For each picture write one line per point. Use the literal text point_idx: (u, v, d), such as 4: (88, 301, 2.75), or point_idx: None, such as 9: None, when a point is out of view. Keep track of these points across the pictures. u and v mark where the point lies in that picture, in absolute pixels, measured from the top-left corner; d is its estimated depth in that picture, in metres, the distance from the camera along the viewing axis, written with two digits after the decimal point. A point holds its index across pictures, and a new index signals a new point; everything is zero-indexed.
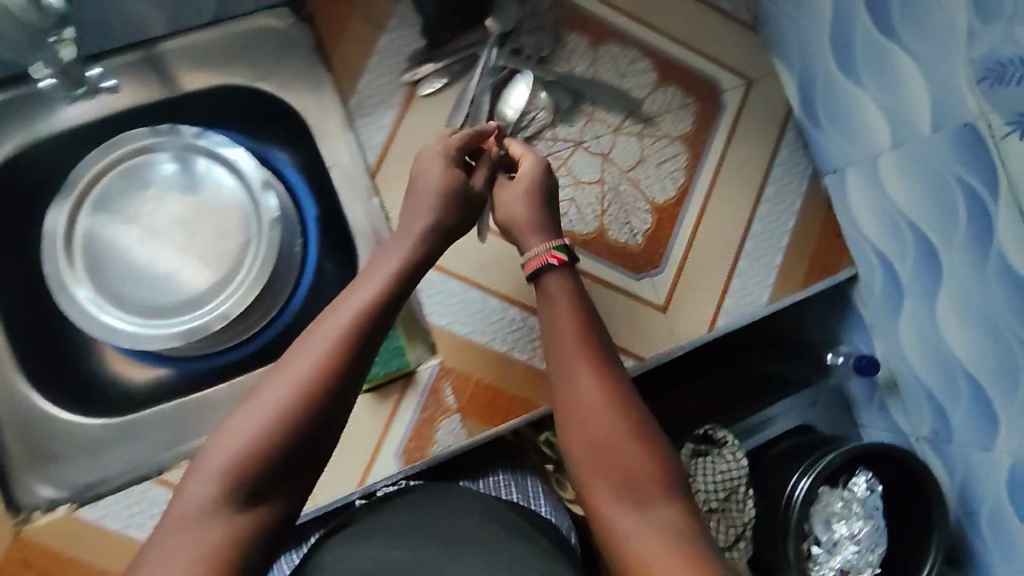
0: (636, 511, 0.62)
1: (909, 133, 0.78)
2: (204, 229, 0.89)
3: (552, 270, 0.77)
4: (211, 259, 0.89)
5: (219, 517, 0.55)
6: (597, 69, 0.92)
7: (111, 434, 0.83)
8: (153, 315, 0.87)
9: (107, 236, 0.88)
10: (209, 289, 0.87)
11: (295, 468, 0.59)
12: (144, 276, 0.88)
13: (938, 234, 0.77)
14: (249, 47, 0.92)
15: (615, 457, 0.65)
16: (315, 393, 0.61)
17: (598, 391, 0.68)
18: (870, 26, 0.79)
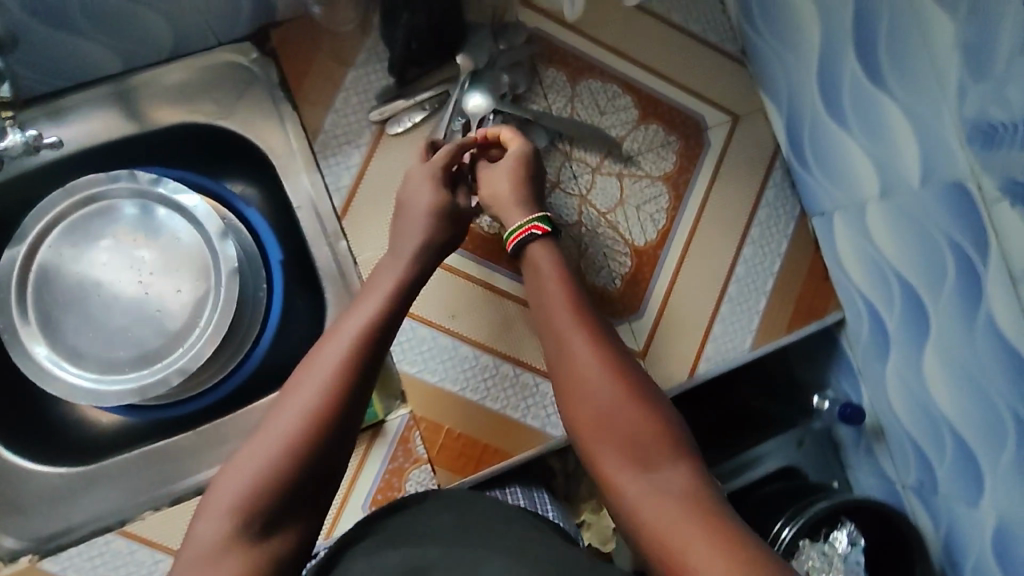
0: (641, 473, 0.63)
1: (896, 186, 0.75)
2: (158, 285, 0.74)
3: (538, 240, 0.77)
4: (164, 316, 0.73)
5: (239, 545, 0.56)
6: (576, 107, 0.88)
7: (76, 483, 0.78)
8: (108, 369, 0.72)
9: (45, 274, 0.73)
10: (162, 348, 0.73)
11: (311, 488, 0.61)
12: (90, 327, 0.73)
13: (926, 289, 0.77)
14: (210, 83, 0.82)
15: (618, 426, 0.65)
16: (326, 412, 0.62)
17: (593, 360, 0.69)
18: (860, 73, 0.75)
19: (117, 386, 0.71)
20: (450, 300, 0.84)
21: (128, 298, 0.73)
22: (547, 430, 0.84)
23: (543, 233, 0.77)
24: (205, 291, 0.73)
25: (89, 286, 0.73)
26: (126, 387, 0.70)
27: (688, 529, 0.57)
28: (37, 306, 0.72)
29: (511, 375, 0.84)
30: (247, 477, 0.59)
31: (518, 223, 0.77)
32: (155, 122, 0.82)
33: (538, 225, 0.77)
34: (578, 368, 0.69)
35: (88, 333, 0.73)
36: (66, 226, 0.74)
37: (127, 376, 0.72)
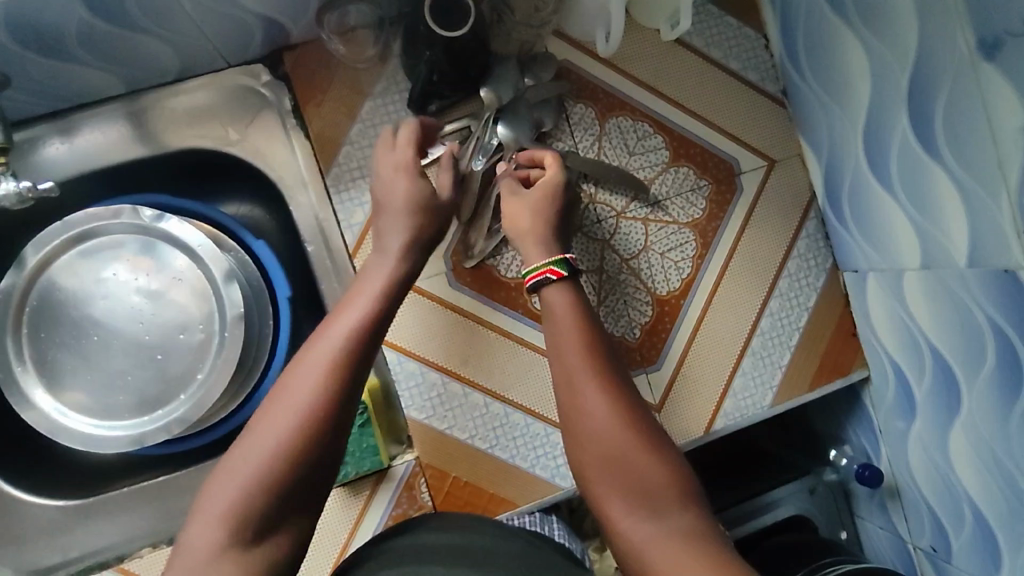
0: (653, 520, 0.59)
1: (940, 261, 0.72)
2: (158, 326, 0.74)
3: (552, 285, 0.71)
4: (165, 358, 0.74)
5: (225, 567, 0.52)
6: (604, 147, 0.83)
7: (76, 515, 0.76)
8: (108, 413, 0.73)
9: (53, 313, 0.74)
10: (163, 391, 0.74)
11: (299, 505, 0.57)
12: (92, 368, 0.74)
13: (962, 367, 0.73)
14: (219, 108, 0.79)
15: (625, 466, 0.62)
16: (318, 424, 0.58)
17: (609, 407, 0.65)
18: (911, 138, 0.70)
19: (118, 433, 0.72)
20: (462, 343, 0.81)
21: (127, 342, 0.73)
22: (557, 482, 0.81)
23: (559, 278, 0.71)
24: (207, 338, 0.74)
25: (89, 328, 0.73)
26: (126, 436, 0.72)
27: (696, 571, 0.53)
28: (34, 347, 0.74)
29: (522, 424, 0.81)
30: (232, 492, 0.55)
31: (535, 265, 0.72)
32: (166, 145, 0.78)
33: (553, 268, 0.71)
34: (589, 406, 0.65)
35: (89, 375, 0.74)
36: (73, 260, 0.74)
37: (126, 422, 0.73)
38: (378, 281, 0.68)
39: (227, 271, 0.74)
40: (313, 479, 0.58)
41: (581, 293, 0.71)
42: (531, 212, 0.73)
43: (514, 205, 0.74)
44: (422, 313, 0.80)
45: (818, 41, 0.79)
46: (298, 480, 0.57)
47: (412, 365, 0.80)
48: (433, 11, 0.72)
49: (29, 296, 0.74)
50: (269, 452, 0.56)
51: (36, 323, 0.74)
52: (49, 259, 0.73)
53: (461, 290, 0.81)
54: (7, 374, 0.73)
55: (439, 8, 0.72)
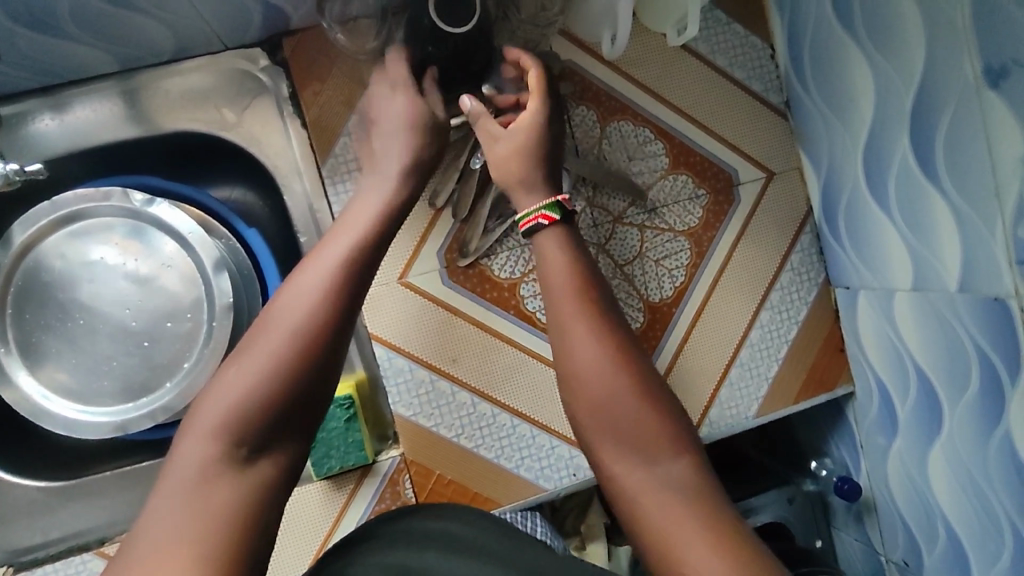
0: (646, 468, 0.60)
1: (931, 283, 0.72)
2: (144, 312, 0.73)
3: (545, 231, 0.69)
4: (151, 344, 0.73)
5: (221, 480, 0.53)
6: (604, 151, 0.83)
7: (58, 496, 0.76)
8: (91, 398, 0.73)
9: (37, 294, 0.73)
10: (149, 379, 0.73)
11: (295, 420, 0.57)
12: (75, 352, 0.73)
13: (945, 390, 0.74)
14: (214, 92, 0.77)
15: (618, 417, 0.62)
16: (312, 340, 0.58)
17: (602, 356, 0.64)
18: (912, 160, 0.70)
19: (101, 420, 0.72)
20: (452, 341, 0.80)
21: (113, 327, 0.72)
22: (540, 483, 0.82)
23: (552, 223, 0.69)
24: (195, 325, 0.73)
25: (75, 311, 0.72)
26: (109, 423, 0.71)
27: (693, 538, 0.54)
28: (20, 329, 0.73)
29: (508, 424, 0.81)
30: (226, 405, 0.55)
31: (527, 211, 0.70)
32: (162, 126, 0.77)
33: (546, 213, 0.69)
34: (583, 354, 0.64)
35: (73, 358, 0.73)
36: (60, 242, 0.73)
37: (111, 408, 0.73)
38: (372, 209, 0.67)
39: (217, 260, 0.74)
40: (309, 395, 0.58)
41: (574, 242, 0.69)
42: (520, 156, 0.71)
43: (499, 151, 0.72)
44: (414, 311, 0.80)
45: (825, 56, 0.78)
46: (292, 438, 0.57)
47: (400, 361, 0.79)
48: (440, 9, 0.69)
49: (15, 275, 0.72)
50: (269, 360, 0.57)
51: (20, 303, 0.73)
52: (36, 240, 0.72)
53: (453, 287, 0.80)
54: None
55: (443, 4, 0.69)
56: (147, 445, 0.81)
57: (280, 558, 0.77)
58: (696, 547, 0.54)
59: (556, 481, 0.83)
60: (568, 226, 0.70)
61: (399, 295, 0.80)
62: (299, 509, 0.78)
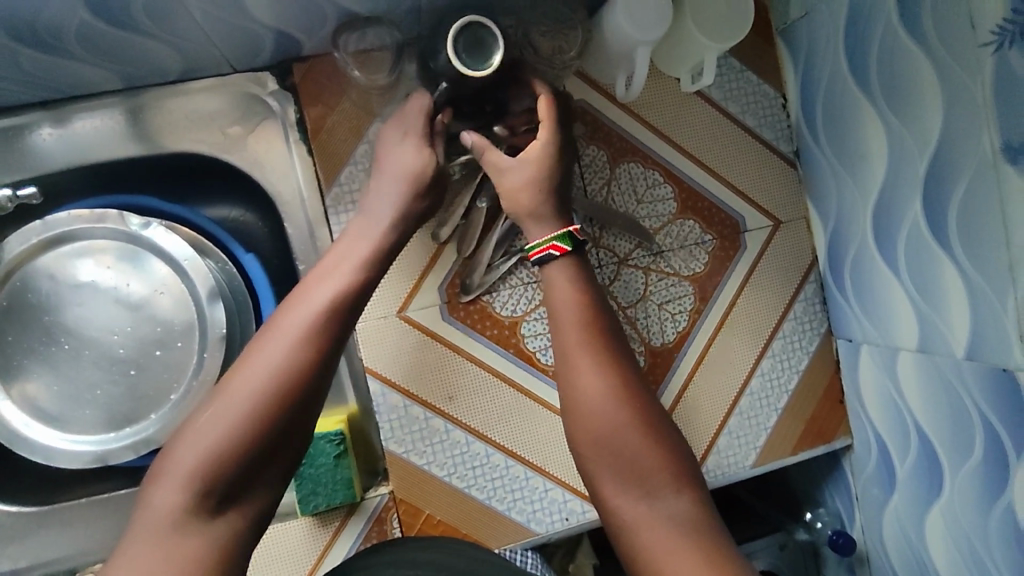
0: (644, 500, 0.60)
1: (935, 348, 0.73)
2: (133, 338, 0.71)
3: (555, 261, 0.69)
4: (139, 372, 0.71)
5: (195, 520, 0.52)
6: (613, 192, 0.82)
7: (33, 522, 0.73)
8: (74, 425, 0.70)
9: (25, 315, 0.70)
10: (134, 409, 0.71)
11: (273, 460, 0.57)
12: (60, 375, 0.70)
13: (946, 452, 0.75)
14: (221, 114, 0.76)
15: (619, 448, 0.62)
16: (291, 385, 0.57)
17: (605, 388, 0.64)
18: (923, 226, 0.70)
19: (82, 448, 0.70)
20: (450, 378, 0.78)
21: (100, 352, 0.70)
22: (531, 526, 0.81)
23: (563, 253, 0.69)
24: (185, 354, 0.71)
25: (61, 335, 0.70)
26: (89, 453, 0.69)
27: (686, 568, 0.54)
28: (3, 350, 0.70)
29: (502, 465, 0.80)
30: (202, 447, 0.54)
31: (539, 240, 0.69)
32: (166, 147, 0.76)
33: (557, 244, 0.69)
34: (585, 385, 0.64)
35: (56, 382, 0.70)
36: (50, 262, 0.70)
37: (93, 437, 0.70)
38: (359, 249, 0.66)
39: (212, 290, 0.71)
40: (288, 436, 0.57)
41: (583, 273, 0.69)
42: (521, 185, 0.70)
43: (500, 177, 0.71)
44: (411, 346, 0.78)
45: (838, 110, 0.78)
46: (274, 473, 0.57)
47: (395, 398, 0.77)
48: (460, 44, 0.67)
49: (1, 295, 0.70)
50: (260, 386, 0.57)
51: (6, 325, 0.70)
52: (26, 257, 0.70)
53: (453, 323, 0.79)
54: None
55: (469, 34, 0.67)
56: (127, 473, 0.78)
57: None
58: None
59: (548, 525, 0.81)
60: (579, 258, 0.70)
61: (397, 329, 0.78)
62: (282, 546, 0.75)
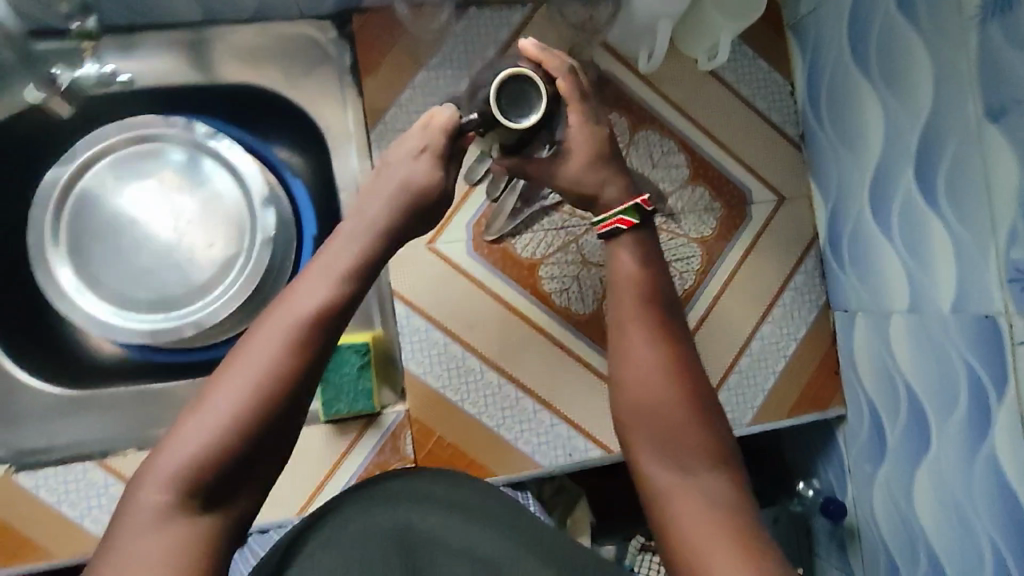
0: (684, 477, 0.61)
1: (925, 308, 0.78)
2: (194, 232, 0.78)
3: (622, 236, 0.69)
4: (195, 261, 0.78)
5: (181, 518, 0.50)
6: (631, 155, 0.89)
7: (72, 404, 0.78)
8: (127, 305, 0.77)
9: (94, 204, 0.77)
10: (186, 295, 0.77)
11: (274, 447, 0.54)
12: (121, 259, 0.77)
13: (935, 411, 0.79)
14: (284, 54, 0.85)
15: (665, 424, 0.62)
16: (273, 396, 0.54)
17: (657, 362, 0.64)
18: (915, 191, 0.77)
19: (136, 326, 0.75)
20: (472, 310, 0.84)
21: (162, 245, 0.77)
22: (536, 458, 0.85)
23: (630, 226, 0.68)
24: (235, 252, 0.78)
25: (126, 222, 0.77)
26: (143, 329, 0.75)
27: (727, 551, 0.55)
28: (68, 232, 0.77)
29: (511, 396, 0.84)
30: (185, 454, 0.51)
31: (606, 214, 0.69)
32: (230, 78, 0.84)
33: (625, 217, 0.68)
34: (636, 355, 0.64)
35: (115, 266, 0.77)
36: (122, 160, 0.78)
37: (145, 317, 0.76)
38: (350, 256, 0.61)
39: (266, 196, 0.78)
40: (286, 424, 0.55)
41: (646, 254, 0.68)
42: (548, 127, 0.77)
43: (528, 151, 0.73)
44: (437, 275, 0.84)
45: (841, 93, 0.86)
46: (276, 456, 0.55)
47: (418, 321, 0.83)
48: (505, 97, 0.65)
49: (72, 190, 0.77)
50: (257, 376, 0.53)
51: (73, 214, 0.77)
52: (101, 154, 0.78)
53: (478, 259, 0.85)
54: (38, 249, 0.76)
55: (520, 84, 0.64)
56: (168, 369, 0.83)
57: (274, 495, 0.79)
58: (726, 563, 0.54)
59: (552, 459, 0.85)
60: (644, 234, 0.69)
61: (426, 259, 0.84)
62: (301, 450, 0.79)
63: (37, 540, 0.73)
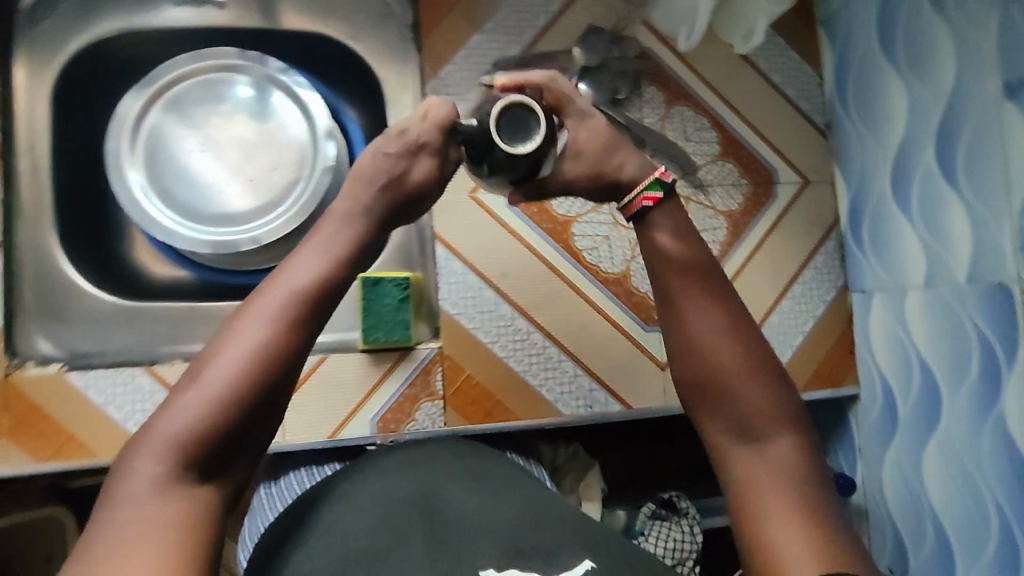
0: (752, 448, 0.58)
1: (941, 279, 0.82)
2: (261, 157, 0.84)
3: (653, 212, 0.65)
4: (257, 184, 0.84)
5: (174, 492, 0.49)
6: (667, 127, 0.95)
7: (123, 314, 0.82)
8: (191, 217, 0.82)
9: (170, 121, 0.83)
10: (248, 213, 0.83)
11: (266, 420, 0.54)
12: (190, 175, 0.83)
13: (946, 382, 0.82)
14: (349, 8, 0.91)
15: (728, 396, 0.60)
16: (263, 373, 0.53)
17: (717, 331, 0.61)
18: (935, 169, 0.81)
19: (199, 237, 0.81)
20: (507, 258, 0.88)
21: (214, 183, 0.83)
22: (558, 406, 0.88)
23: (655, 203, 0.65)
24: (296, 177, 0.84)
25: (199, 142, 0.84)
26: (206, 240, 0.80)
27: (782, 513, 0.54)
28: (144, 144, 0.82)
29: (539, 344, 0.88)
30: (178, 427, 0.50)
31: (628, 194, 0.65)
32: (296, 25, 0.90)
33: (648, 194, 0.65)
34: (695, 322, 0.62)
35: (183, 181, 0.82)
36: (198, 85, 0.84)
37: (207, 230, 0.81)
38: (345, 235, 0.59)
39: (329, 128, 0.84)
40: (277, 398, 0.54)
41: (677, 224, 0.65)
42: None
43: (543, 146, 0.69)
44: (476, 223, 0.88)
45: (868, 82, 0.91)
46: (267, 430, 0.54)
47: (456, 265, 0.88)
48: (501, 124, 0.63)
49: (149, 106, 0.82)
50: (249, 351, 0.53)
51: (150, 129, 0.83)
52: (179, 78, 0.83)
53: (516, 211, 0.89)
54: (115, 154, 0.81)
55: (520, 111, 0.63)
56: (217, 290, 0.87)
57: (307, 417, 0.81)
58: (783, 525, 0.54)
59: (573, 408, 0.88)
60: (670, 205, 0.66)
61: (467, 207, 0.88)
62: (338, 375, 0.83)
63: (79, 439, 0.75)
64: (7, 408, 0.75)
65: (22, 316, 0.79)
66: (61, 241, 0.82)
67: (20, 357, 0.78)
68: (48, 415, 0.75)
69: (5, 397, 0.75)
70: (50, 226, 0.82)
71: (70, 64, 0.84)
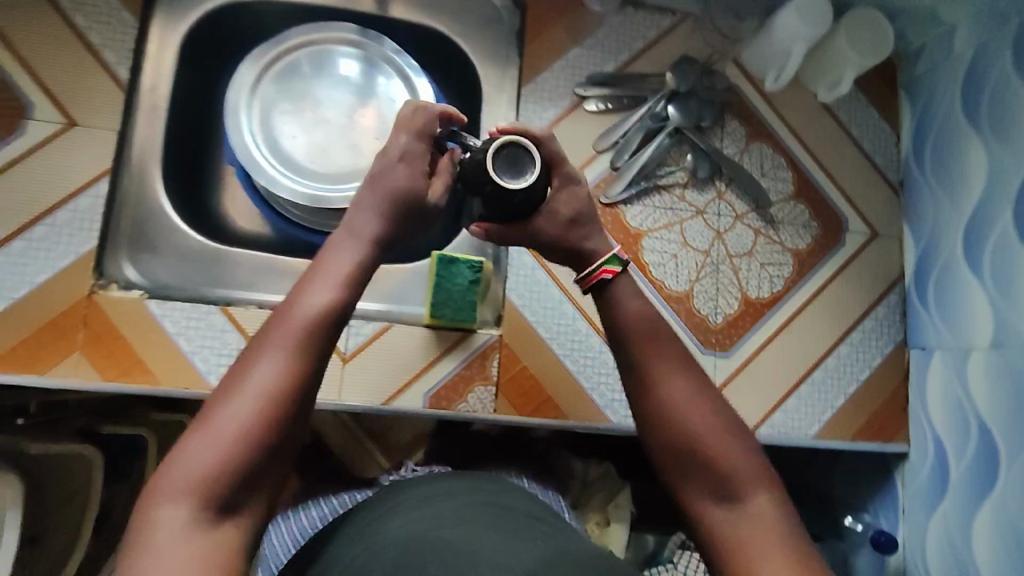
0: (731, 509, 0.57)
1: (1008, 341, 0.81)
2: (363, 127, 0.91)
3: (609, 285, 0.67)
4: (357, 151, 0.90)
5: (203, 532, 0.49)
6: (745, 160, 0.97)
7: (208, 256, 0.85)
8: (293, 170, 0.88)
9: (286, 83, 0.91)
10: (346, 175, 0.89)
11: (284, 451, 0.54)
12: (298, 134, 0.90)
13: (1006, 446, 0.80)
14: (461, 9, 0.97)
15: (703, 458, 0.59)
16: (283, 398, 0.53)
17: (684, 391, 0.61)
18: (1011, 231, 0.82)
19: (299, 189, 0.86)
20: None
21: (317, 145, 0.90)
22: (607, 413, 0.87)
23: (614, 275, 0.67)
24: None
25: (310, 105, 0.91)
26: (306, 193, 0.85)
27: (778, 560, 0.53)
28: (260, 98, 0.89)
29: (596, 348, 0.89)
30: (196, 471, 0.50)
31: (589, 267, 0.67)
32: (411, 18, 0.96)
33: (608, 267, 0.66)
34: (664, 382, 0.62)
35: (291, 136, 0.89)
36: (316, 55, 0.91)
37: (307, 185, 0.87)
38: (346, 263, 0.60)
39: None
40: (294, 426, 0.54)
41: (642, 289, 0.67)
42: None
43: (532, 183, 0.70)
44: None
45: (948, 145, 0.93)
46: (286, 462, 0.54)
47: (527, 258, 0.90)
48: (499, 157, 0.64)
49: (270, 67, 0.90)
50: (263, 386, 0.53)
51: (268, 87, 0.90)
52: (300, 46, 0.91)
53: None
54: (234, 103, 0.87)
55: (517, 150, 0.64)
56: (297, 246, 0.91)
57: (364, 381, 0.83)
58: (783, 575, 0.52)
59: (622, 417, 0.87)
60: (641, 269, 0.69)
61: None
62: (399, 346, 0.85)
63: (146, 364, 0.77)
64: (84, 324, 0.77)
65: (114, 242, 0.83)
66: (162, 178, 0.87)
67: (106, 279, 0.81)
68: (121, 337, 0.78)
69: (85, 312, 0.78)
70: (156, 164, 0.87)
71: (202, 21, 0.91)
